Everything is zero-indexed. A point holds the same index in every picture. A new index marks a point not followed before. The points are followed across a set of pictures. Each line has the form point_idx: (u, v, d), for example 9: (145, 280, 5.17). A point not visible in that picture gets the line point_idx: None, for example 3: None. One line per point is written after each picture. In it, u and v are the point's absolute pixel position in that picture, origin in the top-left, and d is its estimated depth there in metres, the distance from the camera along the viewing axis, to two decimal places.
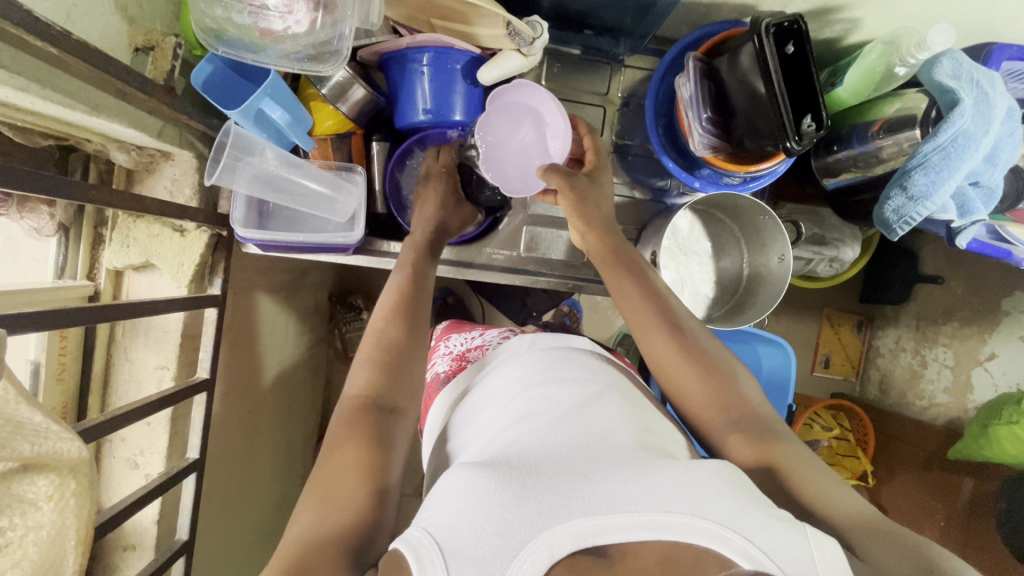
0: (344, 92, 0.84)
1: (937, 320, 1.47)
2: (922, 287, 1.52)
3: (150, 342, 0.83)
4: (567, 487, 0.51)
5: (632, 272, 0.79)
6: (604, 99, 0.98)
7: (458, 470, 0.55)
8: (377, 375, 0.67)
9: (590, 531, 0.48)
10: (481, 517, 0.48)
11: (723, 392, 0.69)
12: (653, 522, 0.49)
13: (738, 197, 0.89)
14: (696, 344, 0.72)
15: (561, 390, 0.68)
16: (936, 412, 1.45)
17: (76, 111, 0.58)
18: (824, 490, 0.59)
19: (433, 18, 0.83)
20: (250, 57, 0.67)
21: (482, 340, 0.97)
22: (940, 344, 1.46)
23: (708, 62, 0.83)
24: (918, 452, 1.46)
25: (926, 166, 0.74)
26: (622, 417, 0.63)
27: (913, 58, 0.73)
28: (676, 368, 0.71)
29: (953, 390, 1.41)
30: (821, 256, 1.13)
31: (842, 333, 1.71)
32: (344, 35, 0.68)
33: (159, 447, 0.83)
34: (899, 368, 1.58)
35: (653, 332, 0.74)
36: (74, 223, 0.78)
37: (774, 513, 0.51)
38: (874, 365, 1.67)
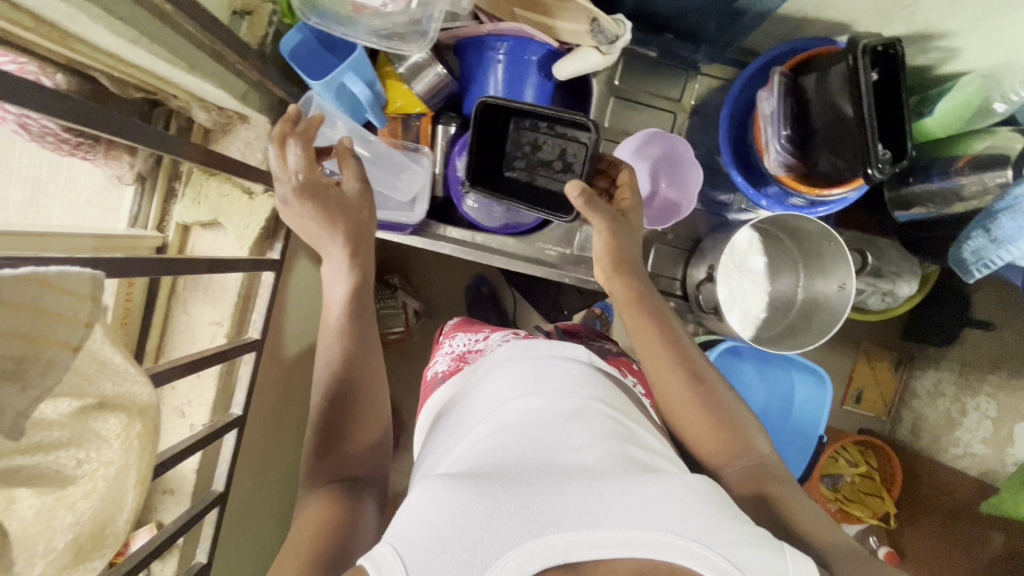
0: (421, 72, 0.85)
1: (983, 368, 1.39)
2: (969, 333, 1.45)
3: (209, 298, 0.86)
4: (540, 499, 0.51)
5: (662, 328, 0.77)
6: (676, 105, 0.96)
7: (430, 481, 0.54)
8: (341, 430, 0.68)
9: (562, 548, 0.48)
10: (451, 532, 0.48)
11: (732, 438, 0.70)
12: (627, 539, 0.49)
13: (789, 217, 0.87)
14: (712, 394, 0.72)
15: (544, 400, 0.68)
16: (969, 462, 1.39)
17: (176, 68, 0.59)
18: (818, 524, 0.60)
19: (516, 7, 0.84)
20: (339, 28, 0.69)
21: (484, 343, 0.94)
22: (982, 394, 1.38)
23: (791, 77, 0.80)
24: (946, 501, 1.42)
25: (1014, 209, 0.70)
26: (601, 429, 0.64)
27: (1016, 92, 0.73)
28: (690, 411, 0.72)
29: (992, 442, 1.34)
30: (875, 287, 1.10)
31: (878, 369, 1.67)
32: (434, 17, 0.68)
33: (205, 399, 0.86)
34: (934, 413, 1.53)
35: (670, 379, 0.74)
36: (151, 175, 0.81)
37: (748, 529, 0.52)
38: (908, 407, 1.62)
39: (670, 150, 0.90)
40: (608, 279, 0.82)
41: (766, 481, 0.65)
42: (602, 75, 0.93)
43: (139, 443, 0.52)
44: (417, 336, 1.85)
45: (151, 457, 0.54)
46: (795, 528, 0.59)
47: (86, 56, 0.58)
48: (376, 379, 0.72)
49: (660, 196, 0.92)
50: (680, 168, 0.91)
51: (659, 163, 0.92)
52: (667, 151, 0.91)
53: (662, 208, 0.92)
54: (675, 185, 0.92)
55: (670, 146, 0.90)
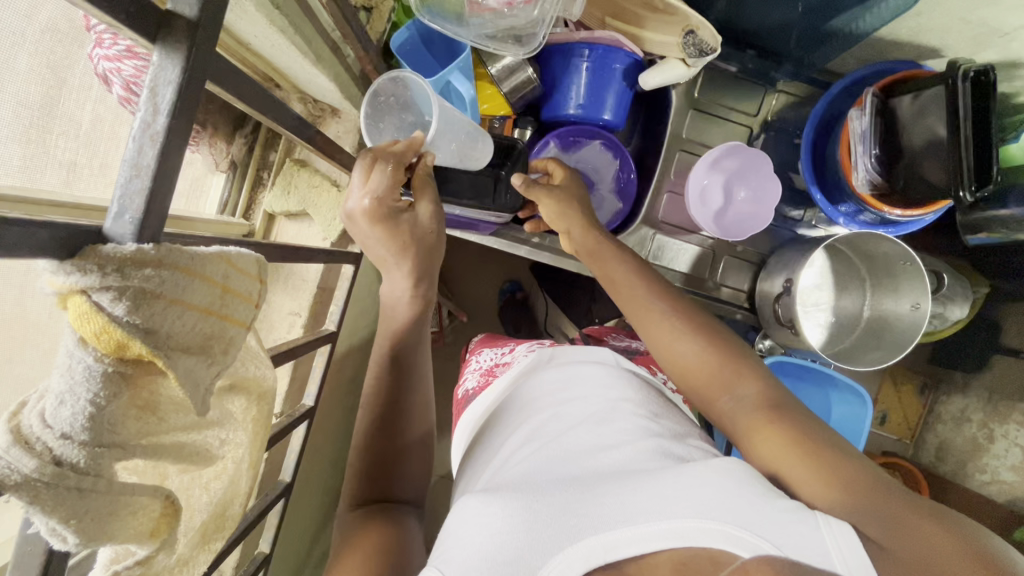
0: (512, 74, 0.87)
1: (1013, 398, 1.36)
2: (999, 359, 1.42)
3: (288, 288, 0.86)
4: (575, 507, 0.53)
5: (647, 279, 0.78)
6: (752, 120, 0.97)
7: (470, 499, 0.57)
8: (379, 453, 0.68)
9: (601, 549, 0.49)
10: (493, 547, 0.50)
11: (727, 371, 0.67)
12: (663, 531, 0.49)
13: (858, 236, 0.88)
14: (703, 328, 0.71)
15: (574, 413, 0.70)
16: (996, 489, 1.35)
17: (306, 59, 0.60)
18: (841, 467, 0.53)
19: (606, 16, 0.88)
20: (451, 28, 0.70)
21: (511, 356, 0.91)
22: (1011, 422, 1.35)
23: (883, 98, 0.81)
24: None
25: None
26: (632, 434, 0.65)
27: None
28: (681, 348, 0.70)
29: (1020, 469, 1.31)
30: None
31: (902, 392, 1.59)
32: (544, 23, 0.71)
33: (279, 388, 0.87)
34: (960, 439, 1.48)
35: (654, 322, 0.73)
36: (242, 163, 0.82)
37: (786, 504, 0.50)
38: (932, 431, 1.57)
39: (757, 166, 0.92)
40: (571, 240, 0.85)
41: (774, 416, 0.60)
42: (682, 87, 0.95)
43: (258, 427, 0.52)
44: (450, 336, 1.85)
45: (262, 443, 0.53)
46: (814, 489, 0.53)
47: (221, 44, 0.59)
48: (410, 394, 0.72)
49: (736, 212, 0.93)
50: (764, 186, 0.92)
51: (727, 173, 0.93)
52: (753, 167, 0.92)
53: (737, 225, 0.93)
54: (755, 203, 0.93)
55: (760, 162, 0.91)
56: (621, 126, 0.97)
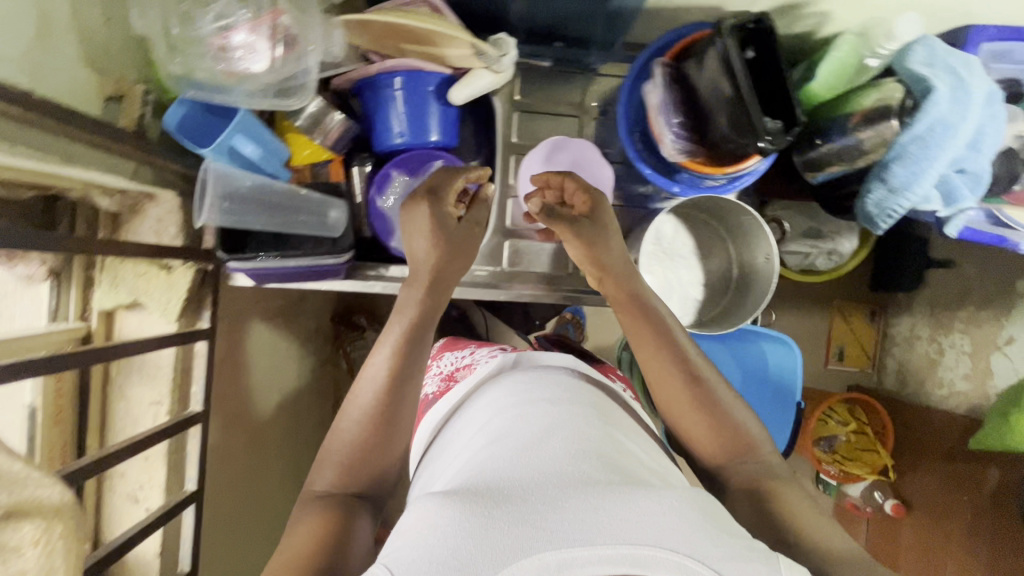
0: (320, 121, 0.87)
1: (952, 305, 1.64)
2: (934, 273, 1.70)
3: (144, 379, 0.85)
4: (534, 517, 0.50)
5: (652, 324, 0.77)
6: (579, 109, 0.96)
7: (427, 499, 0.54)
8: (347, 463, 0.69)
9: (556, 565, 0.47)
10: (444, 552, 0.48)
11: (734, 438, 0.71)
12: (620, 556, 0.48)
13: (716, 203, 0.91)
14: (710, 393, 0.72)
15: (539, 411, 0.68)
16: (955, 398, 1.60)
17: (45, 162, 0.59)
18: (827, 532, 0.61)
19: (401, 43, 0.84)
20: (217, 97, 0.68)
21: (470, 359, 0.95)
22: (955, 331, 1.63)
23: (677, 67, 0.81)
24: (941, 444, 1.59)
25: (905, 157, 0.73)
26: (596, 440, 0.63)
27: (882, 48, 0.74)
28: (686, 413, 0.73)
29: (972, 375, 1.55)
30: (817, 248, 1.25)
31: (854, 324, 1.89)
32: (309, 68, 0.70)
33: (157, 480, 0.85)
34: (915, 356, 1.76)
35: (664, 371, 0.74)
36: (66, 269, 0.79)
37: (740, 542, 0.52)
38: (891, 355, 1.86)
39: (581, 152, 0.91)
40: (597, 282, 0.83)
41: (770, 482, 0.67)
42: (501, 93, 0.95)
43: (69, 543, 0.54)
44: None
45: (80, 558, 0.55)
46: (802, 542, 0.60)
47: None
48: (405, 413, 0.72)
49: None
50: (593, 169, 0.92)
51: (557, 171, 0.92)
52: (579, 155, 0.92)
53: None
54: (593, 187, 0.92)
55: (581, 147, 0.91)
56: (455, 143, 0.97)
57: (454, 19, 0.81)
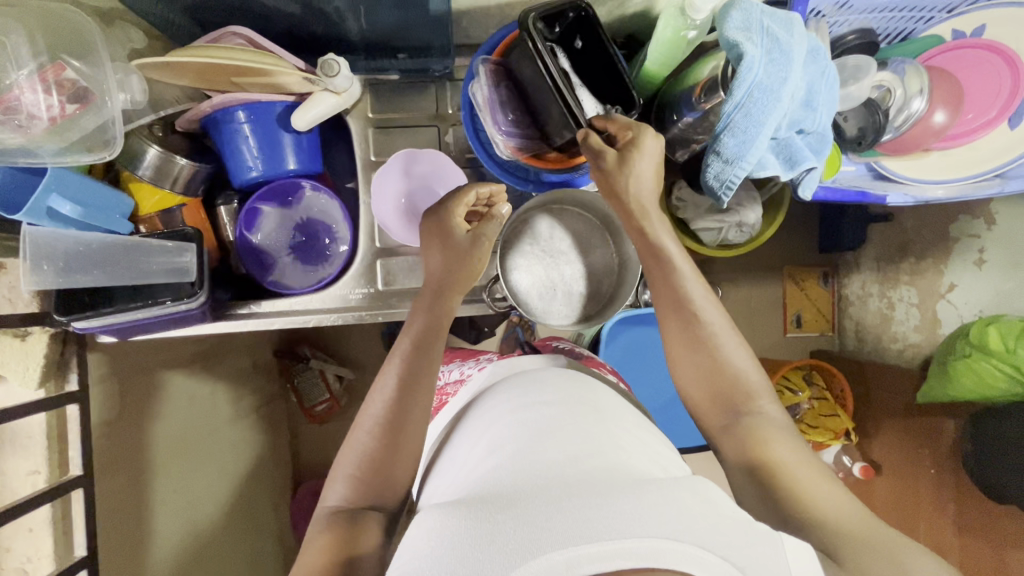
0: (164, 172, 0.85)
1: (895, 259, 1.62)
2: (875, 227, 1.69)
3: (17, 450, 0.83)
4: (539, 516, 0.49)
5: (664, 282, 0.79)
6: (435, 117, 0.95)
7: (432, 512, 0.55)
8: (359, 478, 0.71)
9: (564, 565, 0.45)
10: (450, 563, 0.47)
11: (726, 395, 0.75)
12: (627, 550, 0.46)
13: (586, 194, 0.91)
14: (713, 359, 0.76)
15: (537, 421, 0.70)
16: (912, 352, 1.58)
17: None
18: (820, 494, 0.66)
19: (233, 77, 0.80)
20: (20, 160, 0.65)
21: (458, 371, 1.02)
22: (902, 284, 1.60)
23: (504, 62, 0.79)
24: (899, 402, 1.56)
25: (732, 127, 0.70)
26: (590, 444, 0.64)
27: (695, 20, 0.71)
28: (693, 375, 0.77)
29: (922, 328, 1.54)
30: (725, 223, 1.23)
31: (808, 289, 1.86)
32: (115, 118, 0.70)
33: (45, 550, 0.84)
34: (869, 313, 1.72)
35: (673, 338, 0.78)
36: None
37: (746, 528, 0.51)
38: (847, 315, 1.82)
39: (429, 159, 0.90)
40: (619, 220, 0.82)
41: (759, 444, 0.71)
42: (354, 112, 0.93)
43: None
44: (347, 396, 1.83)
45: None
46: (799, 502, 0.65)
47: None
48: (416, 415, 0.74)
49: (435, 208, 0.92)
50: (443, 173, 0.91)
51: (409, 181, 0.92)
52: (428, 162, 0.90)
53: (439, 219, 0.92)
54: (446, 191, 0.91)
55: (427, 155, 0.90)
56: (317, 167, 0.96)
57: (273, 49, 0.80)
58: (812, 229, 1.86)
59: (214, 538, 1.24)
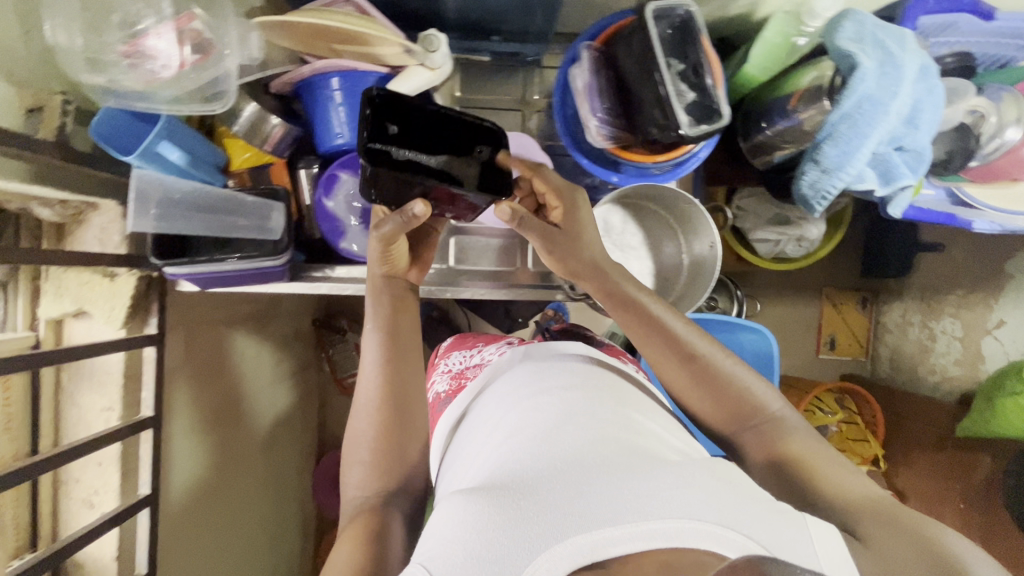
0: (258, 129, 0.87)
1: (942, 290, 1.60)
2: (923, 256, 1.66)
3: (94, 385, 0.87)
4: (560, 504, 0.51)
5: (637, 313, 0.77)
6: (519, 103, 0.99)
7: (453, 499, 0.56)
8: (376, 465, 0.69)
9: (588, 547, 0.48)
10: (478, 546, 0.49)
11: (735, 406, 0.71)
12: (649, 530, 0.49)
13: (660, 187, 0.89)
14: (708, 369, 0.73)
15: (550, 403, 0.67)
16: (948, 386, 1.55)
17: None
18: (837, 477, 0.62)
19: (335, 44, 0.83)
20: (140, 104, 0.69)
21: (480, 356, 0.93)
22: (947, 317, 1.57)
23: (605, 51, 0.81)
24: (933, 433, 1.54)
25: (835, 136, 0.71)
26: (608, 423, 0.63)
27: (809, 26, 0.72)
28: (692, 392, 0.73)
29: (963, 361, 1.51)
30: (785, 236, 1.23)
31: (846, 312, 1.84)
32: (228, 72, 0.72)
33: (111, 485, 0.87)
34: (908, 343, 1.70)
35: (664, 362, 0.75)
36: (11, 278, 0.81)
37: (773, 508, 0.53)
38: (884, 343, 1.80)
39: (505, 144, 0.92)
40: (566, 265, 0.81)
41: (775, 443, 0.68)
42: (442, 90, 0.95)
43: None
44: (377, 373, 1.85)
45: None
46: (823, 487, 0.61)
47: None
48: (405, 375, 0.72)
49: None
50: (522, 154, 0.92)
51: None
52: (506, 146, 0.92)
53: None
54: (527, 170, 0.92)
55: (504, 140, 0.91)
56: None
57: (381, 18, 0.82)
58: (858, 252, 1.83)
59: (250, 493, 1.27)
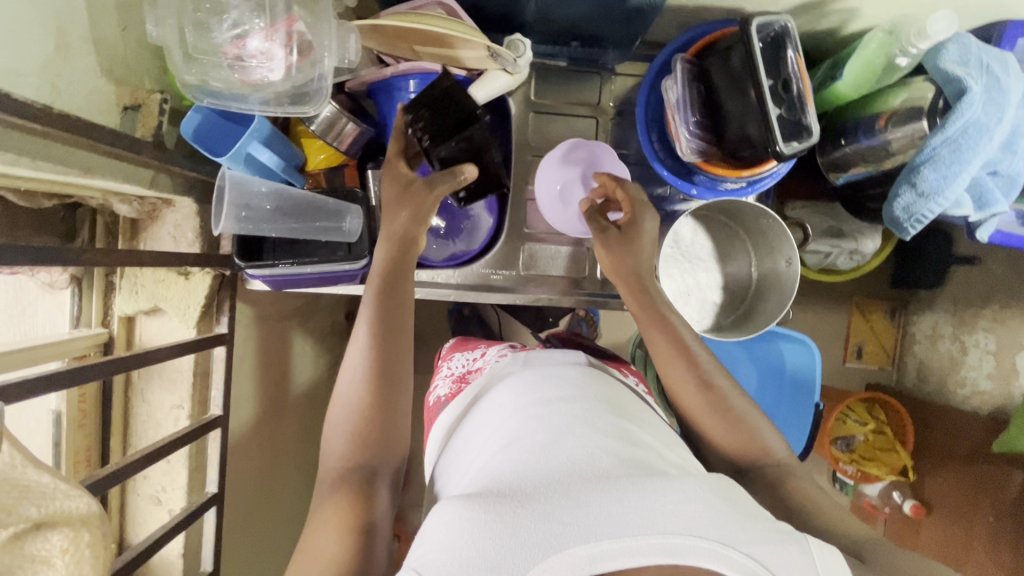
0: (333, 127, 0.84)
1: (976, 303, 1.43)
2: (956, 270, 1.49)
3: (165, 383, 0.86)
4: (561, 512, 0.47)
5: (661, 326, 0.77)
6: (595, 109, 0.96)
7: (447, 503, 0.51)
8: (356, 439, 0.66)
9: (586, 560, 0.44)
10: (473, 553, 0.45)
11: (746, 442, 0.70)
12: (649, 545, 0.45)
13: (740, 201, 0.88)
14: (723, 398, 0.71)
15: (551, 411, 0.62)
16: (978, 401, 1.41)
17: (70, 175, 0.60)
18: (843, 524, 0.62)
19: (415, 45, 0.80)
20: (233, 105, 0.68)
21: (482, 360, 0.88)
22: (978, 330, 1.42)
23: (697, 63, 0.80)
24: (961, 447, 1.42)
25: (936, 160, 0.70)
26: (612, 431, 0.59)
27: (914, 47, 0.69)
28: (705, 417, 0.71)
29: (996, 376, 1.37)
30: (840, 249, 1.21)
31: (874, 321, 1.68)
32: (324, 73, 0.70)
33: (179, 483, 0.87)
34: (937, 355, 1.55)
35: (677, 378, 0.74)
36: (86, 274, 0.80)
37: (769, 526, 0.49)
38: (910, 353, 1.65)
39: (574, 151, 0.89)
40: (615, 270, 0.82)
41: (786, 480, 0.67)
42: (517, 93, 0.94)
43: (94, 550, 0.56)
44: None
45: (106, 564, 0.58)
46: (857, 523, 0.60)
47: None
48: (400, 365, 0.71)
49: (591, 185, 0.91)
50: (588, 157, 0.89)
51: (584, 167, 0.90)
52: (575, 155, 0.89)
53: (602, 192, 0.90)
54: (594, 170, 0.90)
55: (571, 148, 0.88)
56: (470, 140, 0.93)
57: (469, 23, 0.80)
58: (887, 261, 1.68)
59: (294, 489, 1.26)
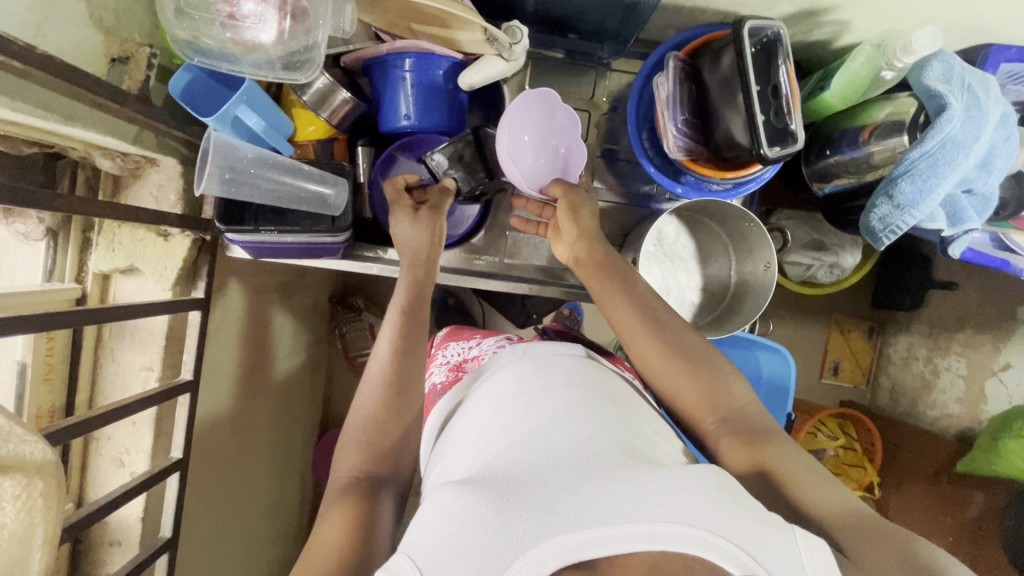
0: (325, 99, 0.85)
1: (950, 327, 1.46)
2: (934, 293, 1.51)
3: (136, 344, 0.85)
4: (554, 502, 0.48)
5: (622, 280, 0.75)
6: (589, 103, 0.97)
7: (443, 489, 0.52)
8: (370, 445, 0.67)
9: (577, 546, 0.45)
10: (466, 539, 0.46)
11: (710, 389, 0.68)
12: (640, 533, 0.46)
13: (726, 204, 0.88)
14: (680, 340, 0.70)
15: (547, 398, 0.62)
16: (947, 423, 1.44)
17: (49, 121, 0.60)
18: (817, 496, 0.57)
19: (413, 23, 0.79)
20: (224, 65, 0.68)
21: (478, 350, 0.89)
22: (952, 353, 1.45)
23: (690, 64, 0.82)
24: (927, 466, 1.43)
25: (913, 173, 0.71)
26: (607, 420, 0.59)
27: (900, 61, 0.71)
28: (668, 369, 0.69)
29: (965, 400, 1.40)
30: (820, 261, 1.23)
31: (851, 339, 1.71)
32: (317, 42, 0.69)
33: (143, 446, 0.86)
34: (911, 376, 1.57)
35: (642, 341, 0.71)
36: (63, 228, 0.79)
37: (762, 516, 0.49)
38: (885, 373, 1.67)
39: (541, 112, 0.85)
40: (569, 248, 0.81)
41: (766, 455, 0.61)
42: (512, 81, 0.94)
43: (47, 499, 0.55)
44: None
45: (60, 515, 0.57)
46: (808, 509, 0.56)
47: None
48: (413, 366, 0.72)
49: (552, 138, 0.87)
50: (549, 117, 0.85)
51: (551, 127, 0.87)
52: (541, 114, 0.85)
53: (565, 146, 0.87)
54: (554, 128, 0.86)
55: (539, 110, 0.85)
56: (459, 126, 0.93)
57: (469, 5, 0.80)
58: (868, 279, 1.70)
59: (264, 465, 1.25)
